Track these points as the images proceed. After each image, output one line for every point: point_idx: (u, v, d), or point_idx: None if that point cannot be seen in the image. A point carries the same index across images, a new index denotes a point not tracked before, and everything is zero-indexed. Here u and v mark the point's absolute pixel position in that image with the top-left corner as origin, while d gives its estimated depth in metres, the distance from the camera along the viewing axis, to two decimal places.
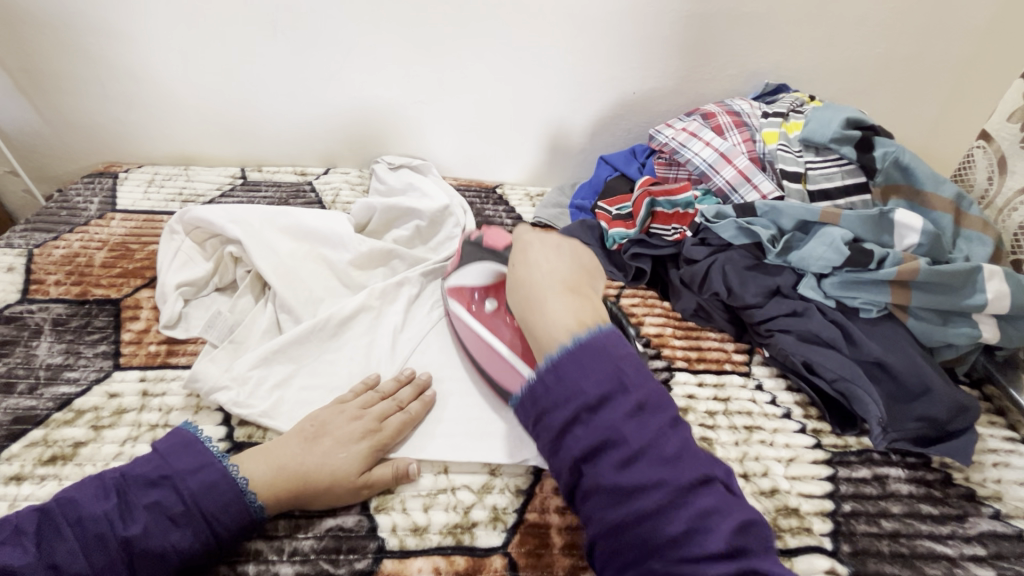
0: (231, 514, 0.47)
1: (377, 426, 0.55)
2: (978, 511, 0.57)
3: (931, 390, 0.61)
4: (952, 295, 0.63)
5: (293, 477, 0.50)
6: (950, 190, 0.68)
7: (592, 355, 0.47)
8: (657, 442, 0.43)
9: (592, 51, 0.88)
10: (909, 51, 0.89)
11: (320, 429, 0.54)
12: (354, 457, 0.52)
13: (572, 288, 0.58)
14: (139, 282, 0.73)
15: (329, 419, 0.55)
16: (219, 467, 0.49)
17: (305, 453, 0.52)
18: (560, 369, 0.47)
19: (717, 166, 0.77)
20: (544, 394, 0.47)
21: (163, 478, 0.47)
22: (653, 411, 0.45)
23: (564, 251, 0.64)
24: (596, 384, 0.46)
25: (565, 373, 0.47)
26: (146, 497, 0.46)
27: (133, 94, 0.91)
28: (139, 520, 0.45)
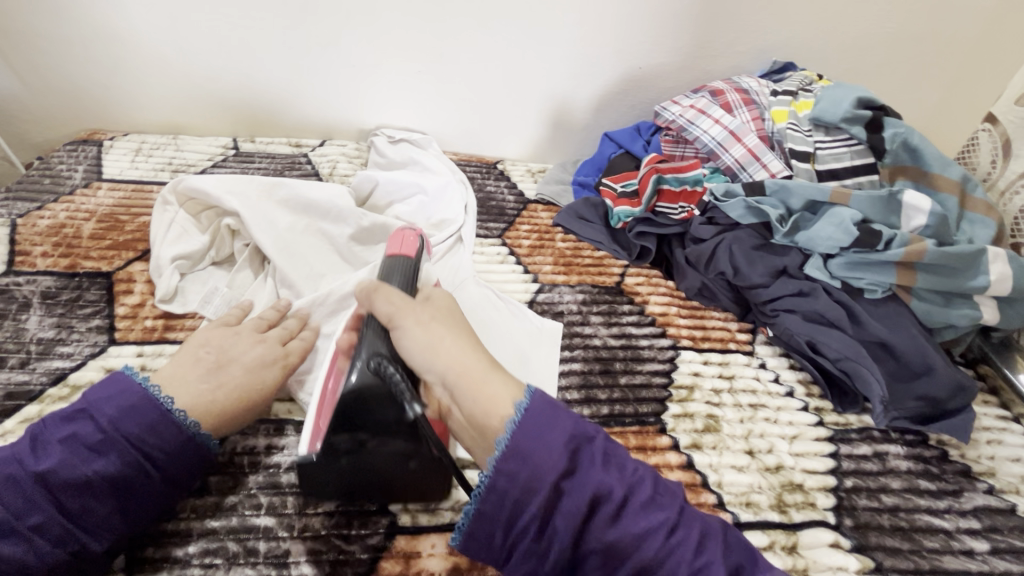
0: (159, 435, 0.46)
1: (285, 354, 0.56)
2: (973, 487, 0.59)
3: (932, 370, 0.62)
4: (956, 277, 0.64)
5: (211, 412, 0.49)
6: (957, 172, 0.69)
7: (543, 440, 0.41)
8: (635, 487, 0.42)
9: (598, 24, 0.85)
10: (917, 30, 0.88)
11: (222, 360, 0.53)
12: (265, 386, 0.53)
13: (477, 374, 0.47)
14: (131, 255, 0.71)
15: (231, 345, 0.54)
16: (137, 389, 0.47)
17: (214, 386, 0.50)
18: (520, 433, 0.41)
19: (726, 144, 0.77)
20: (506, 490, 0.40)
21: (80, 411, 0.45)
22: (638, 492, 0.42)
23: (449, 324, 0.51)
24: (562, 431, 0.42)
25: (514, 464, 0.41)
26: (62, 432, 0.44)
27: (118, 57, 0.86)
28: (53, 454, 0.43)
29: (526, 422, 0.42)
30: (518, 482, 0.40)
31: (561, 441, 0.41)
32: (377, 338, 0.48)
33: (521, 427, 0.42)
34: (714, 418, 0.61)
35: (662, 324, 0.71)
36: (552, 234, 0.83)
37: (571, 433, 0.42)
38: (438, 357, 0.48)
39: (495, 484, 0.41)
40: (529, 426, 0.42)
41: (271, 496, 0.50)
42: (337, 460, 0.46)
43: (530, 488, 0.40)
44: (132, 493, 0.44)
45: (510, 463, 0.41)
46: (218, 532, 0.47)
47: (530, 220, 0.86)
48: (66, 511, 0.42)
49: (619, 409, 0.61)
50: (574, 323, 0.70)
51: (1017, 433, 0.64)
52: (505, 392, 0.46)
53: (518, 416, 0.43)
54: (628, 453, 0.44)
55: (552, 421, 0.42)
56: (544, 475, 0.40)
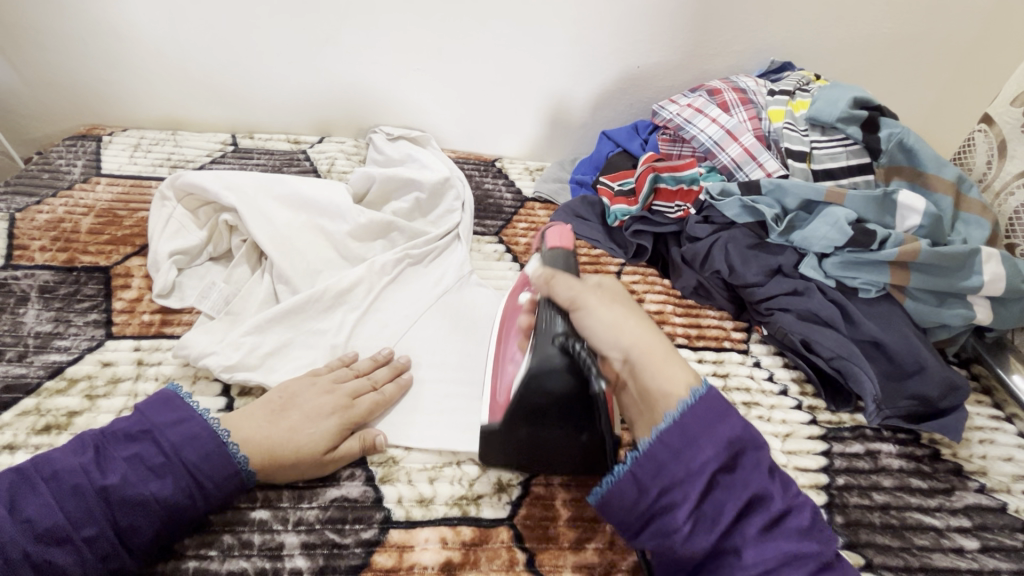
0: (215, 466, 0.47)
1: (349, 403, 0.54)
2: (965, 486, 0.59)
3: (925, 369, 0.62)
4: (950, 277, 0.64)
5: (260, 451, 0.48)
6: (951, 172, 0.69)
7: (712, 420, 0.42)
8: (797, 508, 0.41)
9: (597, 22, 0.85)
10: (914, 30, 0.88)
11: (286, 401, 0.53)
12: (321, 435, 0.50)
13: (658, 350, 0.48)
14: (129, 250, 0.71)
15: (300, 391, 0.54)
16: (201, 420, 0.48)
17: (270, 427, 0.50)
18: (687, 420, 0.42)
19: (723, 143, 0.77)
20: (654, 467, 0.41)
21: (144, 432, 0.46)
22: (796, 513, 0.41)
23: (621, 305, 0.51)
24: (731, 427, 0.42)
25: (674, 444, 0.42)
26: (126, 450, 0.45)
27: (117, 53, 0.86)
28: (118, 470, 0.44)
29: (697, 410, 0.42)
30: (676, 458, 0.41)
31: (730, 433, 0.42)
32: (558, 320, 0.50)
33: (691, 411, 0.42)
34: None
35: (658, 322, 0.71)
36: None
37: (742, 426, 0.42)
38: (612, 332, 0.49)
39: (654, 454, 0.42)
40: (699, 408, 0.43)
41: (266, 489, 0.50)
42: (520, 427, 0.50)
43: (690, 467, 0.40)
44: (178, 519, 0.45)
45: (671, 435, 0.42)
46: (213, 525, 0.47)
47: (527, 218, 0.86)
48: (117, 530, 0.42)
49: None
50: None
51: (1009, 433, 0.65)
52: (676, 369, 0.47)
53: (691, 399, 0.43)
54: (787, 475, 0.43)
55: (724, 415, 0.42)
56: (705, 456, 0.41)
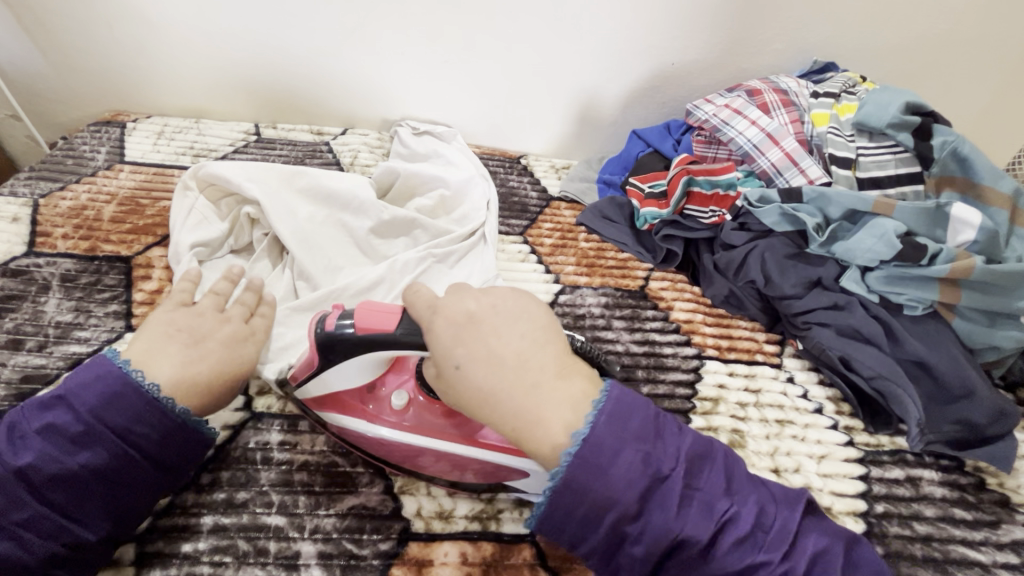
0: (147, 424, 0.43)
1: (248, 329, 0.55)
2: (1011, 518, 0.56)
3: (974, 394, 0.59)
4: (1003, 297, 0.61)
5: (198, 383, 0.47)
6: (1009, 185, 0.65)
7: (607, 451, 0.40)
8: (698, 482, 0.42)
9: (632, 14, 0.82)
10: (969, 32, 0.84)
11: (197, 336, 0.50)
12: (246, 357, 0.52)
13: (563, 360, 0.45)
14: (150, 240, 0.70)
15: (194, 323, 0.52)
16: (117, 374, 0.44)
17: (193, 357, 0.48)
18: (591, 449, 0.40)
19: (763, 147, 0.73)
20: (566, 502, 0.40)
21: (58, 399, 0.44)
22: (700, 472, 0.42)
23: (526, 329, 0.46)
24: (633, 443, 0.41)
25: (581, 480, 0.40)
26: (41, 422, 0.43)
27: (143, 38, 0.85)
28: (34, 448, 0.41)
29: (598, 437, 0.41)
30: (597, 484, 0.40)
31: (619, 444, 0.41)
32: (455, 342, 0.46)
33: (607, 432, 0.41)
34: (739, 433, 0.59)
35: (687, 332, 0.69)
36: (575, 234, 0.81)
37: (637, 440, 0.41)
38: (507, 381, 0.43)
39: (582, 491, 0.40)
40: (602, 434, 0.41)
41: (282, 494, 0.49)
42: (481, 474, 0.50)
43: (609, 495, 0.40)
44: (123, 484, 0.43)
45: (585, 468, 0.40)
46: (228, 529, 0.46)
47: (552, 218, 0.84)
48: (62, 508, 0.41)
49: None
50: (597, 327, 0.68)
51: None
52: (523, 350, 0.45)
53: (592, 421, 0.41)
54: (669, 427, 0.43)
55: (622, 430, 0.41)
56: (615, 474, 0.40)
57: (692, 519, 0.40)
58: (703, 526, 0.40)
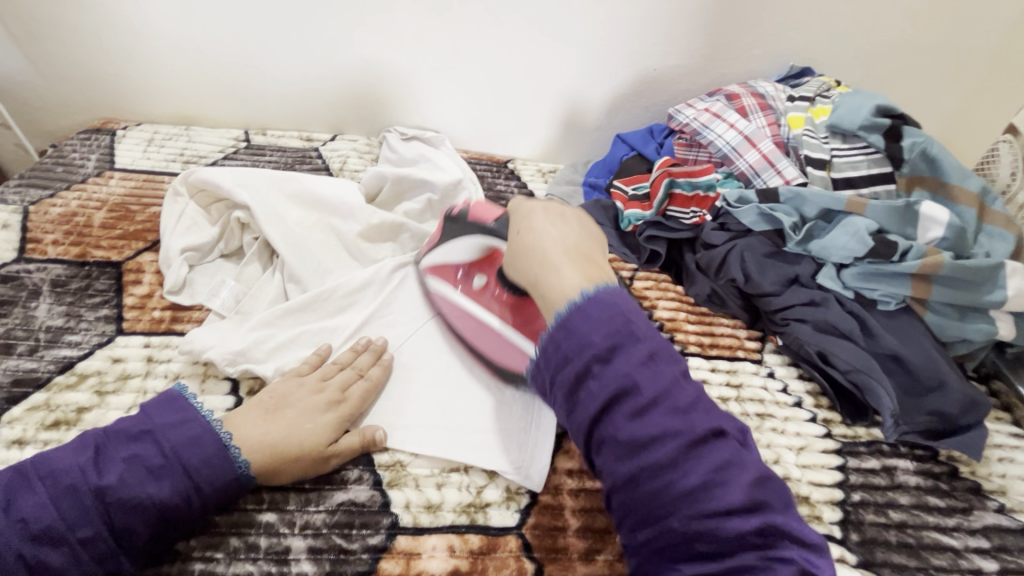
0: (215, 469, 0.46)
1: (341, 397, 0.53)
2: (983, 505, 0.57)
3: (945, 385, 0.61)
4: (972, 291, 0.63)
5: (266, 450, 0.48)
6: (976, 184, 0.67)
7: (590, 323, 0.44)
8: (670, 391, 0.42)
9: (614, 22, 0.84)
10: (938, 38, 0.87)
11: (276, 408, 0.51)
12: (321, 427, 0.51)
13: (583, 253, 0.52)
14: (141, 245, 0.71)
15: (304, 398, 0.52)
16: (203, 421, 0.48)
17: (268, 425, 0.49)
18: (574, 313, 0.45)
19: (741, 149, 0.75)
20: (564, 340, 0.44)
21: (145, 432, 0.46)
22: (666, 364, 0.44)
23: (570, 220, 0.56)
24: (612, 324, 0.44)
25: (575, 328, 0.44)
26: (126, 451, 0.45)
27: (133, 47, 0.87)
28: (115, 471, 0.43)
29: (580, 310, 0.45)
30: (565, 344, 0.44)
31: (613, 327, 0.44)
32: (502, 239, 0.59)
33: (596, 301, 0.45)
34: None
35: (671, 330, 0.70)
36: None
37: (626, 324, 0.44)
38: (546, 243, 0.53)
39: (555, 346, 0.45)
40: (590, 309, 0.45)
41: (273, 491, 0.49)
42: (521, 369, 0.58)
43: (581, 344, 0.44)
44: (173, 517, 0.44)
45: (565, 328, 0.45)
46: (219, 526, 0.47)
47: None
48: (112, 530, 0.42)
49: None
50: None
51: None
52: (565, 238, 0.53)
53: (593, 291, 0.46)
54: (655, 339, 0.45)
55: (608, 310, 0.44)
56: (594, 337, 0.43)
57: (655, 414, 0.41)
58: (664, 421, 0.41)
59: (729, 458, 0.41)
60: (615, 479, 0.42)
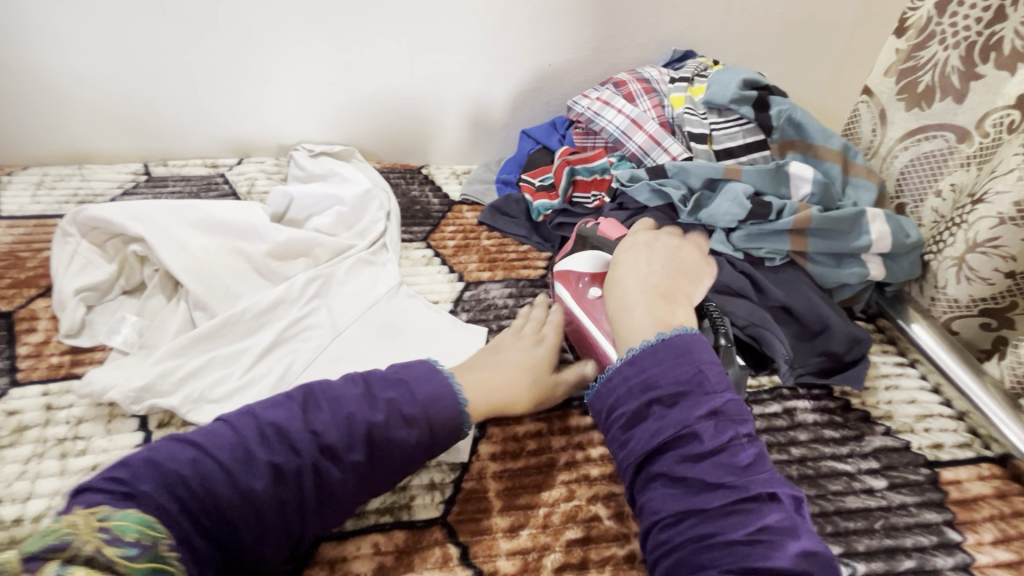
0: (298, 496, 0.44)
1: (542, 337, 0.62)
2: (872, 430, 0.63)
3: (829, 326, 0.67)
4: (843, 239, 0.69)
5: (497, 401, 0.55)
6: (837, 142, 0.74)
7: (669, 357, 0.49)
8: (728, 448, 0.45)
9: (504, 24, 0.88)
10: (801, 13, 0.95)
11: (488, 364, 0.58)
12: (527, 364, 0.59)
13: (662, 293, 0.58)
14: (33, 292, 0.68)
15: (516, 344, 0.61)
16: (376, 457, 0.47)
17: (472, 373, 0.56)
18: (656, 349, 0.50)
19: (629, 132, 0.80)
20: (619, 383, 0.50)
21: (301, 438, 0.45)
22: (729, 418, 0.47)
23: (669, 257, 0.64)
24: (684, 368, 0.48)
25: (643, 363, 0.50)
26: (272, 453, 0.44)
27: (11, 89, 0.83)
28: (261, 475, 0.43)
29: (656, 351, 0.50)
30: (632, 378, 0.49)
31: (687, 373, 0.48)
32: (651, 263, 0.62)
33: (668, 343, 0.50)
34: None
35: None
36: (477, 233, 0.84)
37: (697, 367, 0.49)
38: (630, 272, 0.61)
39: (629, 366, 0.50)
40: (671, 346, 0.50)
41: None
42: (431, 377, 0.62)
43: (649, 381, 0.49)
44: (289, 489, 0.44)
45: (639, 360, 0.50)
46: None
47: (455, 221, 0.87)
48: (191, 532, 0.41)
49: None
50: (502, 317, 0.72)
51: (912, 377, 0.70)
52: (647, 262, 0.62)
53: (668, 335, 0.51)
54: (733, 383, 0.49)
55: (680, 354, 0.49)
56: (663, 379, 0.48)
57: (711, 431, 0.46)
58: (714, 440, 0.45)
59: (775, 526, 0.42)
60: (657, 517, 0.45)
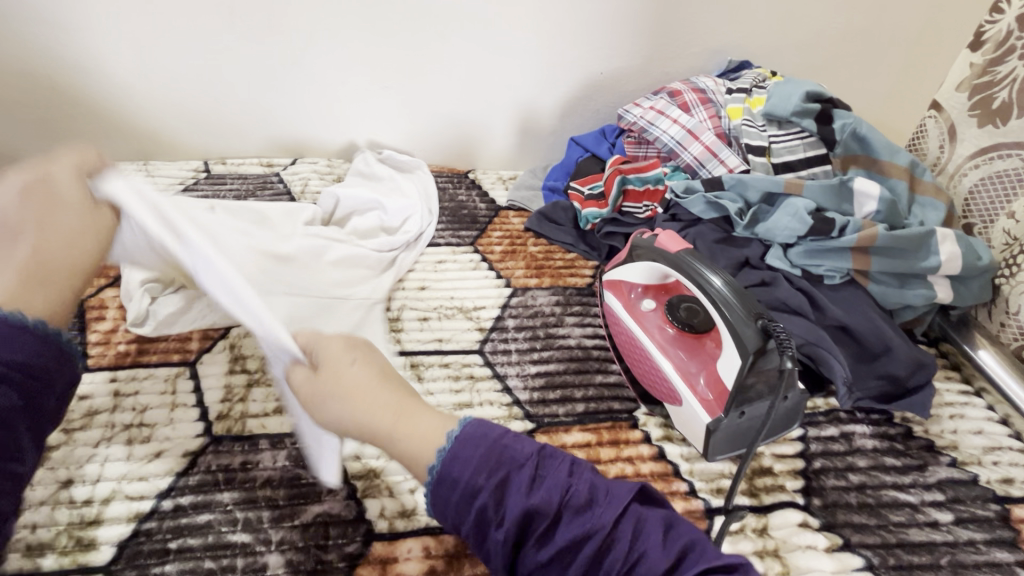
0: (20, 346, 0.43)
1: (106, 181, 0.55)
2: (937, 460, 0.60)
3: (892, 350, 0.64)
4: (909, 259, 0.66)
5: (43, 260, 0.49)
6: (904, 158, 0.72)
7: (467, 445, 0.38)
8: (570, 500, 0.37)
9: (557, 32, 0.88)
10: (864, 25, 0.92)
11: (50, 202, 0.50)
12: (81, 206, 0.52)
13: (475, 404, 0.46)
14: (102, 282, 0.71)
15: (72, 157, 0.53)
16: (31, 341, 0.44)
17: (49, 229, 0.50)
18: (454, 444, 0.38)
19: (684, 143, 0.79)
20: (445, 499, 0.38)
21: None
22: (551, 464, 0.38)
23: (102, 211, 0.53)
24: (487, 452, 0.38)
25: (450, 466, 0.38)
26: None
27: (85, 87, 0.87)
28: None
29: (459, 440, 0.39)
30: (445, 499, 0.38)
31: (489, 459, 0.38)
32: (713, 284, 0.55)
33: (466, 432, 0.39)
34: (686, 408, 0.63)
35: None
36: (523, 239, 0.84)
37: (492, 443, 0.38)
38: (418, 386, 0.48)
39: (444, 478, 0.38)
40: (464, 440, 0.39)
41: (246, 511, 0.50)
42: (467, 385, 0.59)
43: (465, 493, 0.37)
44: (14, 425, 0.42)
45: (448, 459, 0.38)
46: (194, 550, 0.47)
47: (501, 226, 0.87)
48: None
49: (594, 406, 0.62)
50: (549, 324, 0.71)
51: (978, 406, 0.67)
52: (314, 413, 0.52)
53: (459, 428, 0.39)
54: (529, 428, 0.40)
55: (478, 440, 0.38)
56: (474, 482, 0.37)
57: (544, 493, 0.37)
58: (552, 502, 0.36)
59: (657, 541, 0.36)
60: None
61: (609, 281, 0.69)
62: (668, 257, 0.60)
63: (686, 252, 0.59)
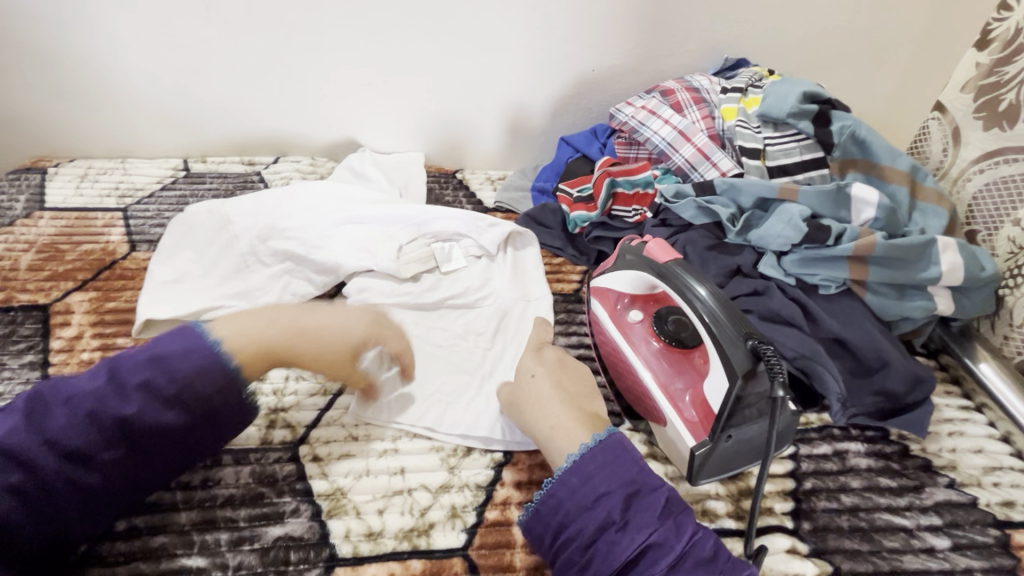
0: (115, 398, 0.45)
1: None
2: (934, 482, 0.57)
3: (888, 365, 0.61)
4: (908, 269, 0.63)
5: None
6: (905, 163, 0.68)
7: (601, 464, 0.47)
8: (694, 543, 0.44)
9: (547, 28, 0.85)
10: (867, 22, 0.88)
11: None
12: None
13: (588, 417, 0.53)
14: (70, 286, 0.69)
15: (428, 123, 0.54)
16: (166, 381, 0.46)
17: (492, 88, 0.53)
18: (585, 459, 0.48)
19: (676, 144, 0.76)
20: (566, 498, 0.47)
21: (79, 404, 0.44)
22: (676, 509, 0.46)
23: None
24: (624, 473, 0.47)
25: (581, 472, 0.47)
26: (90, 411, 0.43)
27: (59, 83, 0.85)
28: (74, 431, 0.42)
29: (592, 455, 0.48)
30: (571, 499, 0.46)
31: (627, 478, 0.47)
32: (700, 295, 0.53)
33: (598, 452, 0.48)
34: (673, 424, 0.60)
35: None
36: None
37: (634, 467, 0.48)
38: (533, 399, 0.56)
39: (557, 487, 0.47)
40: (598, 456, 0.48)
41: (204, 533, 0.48)
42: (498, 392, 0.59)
43: (592, 498, 0.46)
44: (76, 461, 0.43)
45: (581, 467, 0.48)
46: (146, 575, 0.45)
47: None
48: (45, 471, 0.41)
49: None
50: None
51: (979, 424, 0.64)
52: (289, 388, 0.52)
53: (593, 442, 0.49)
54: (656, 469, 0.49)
55: (618, 459, 0.48)
56: (604, 489, 0.46)
57: (664, 530, 0.44)
58: (672, 538, 0.44)
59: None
60: None
61: (595, 288, 0.66)
62: (655, 268, 0.57)
63: (673, 262, 0.56)
